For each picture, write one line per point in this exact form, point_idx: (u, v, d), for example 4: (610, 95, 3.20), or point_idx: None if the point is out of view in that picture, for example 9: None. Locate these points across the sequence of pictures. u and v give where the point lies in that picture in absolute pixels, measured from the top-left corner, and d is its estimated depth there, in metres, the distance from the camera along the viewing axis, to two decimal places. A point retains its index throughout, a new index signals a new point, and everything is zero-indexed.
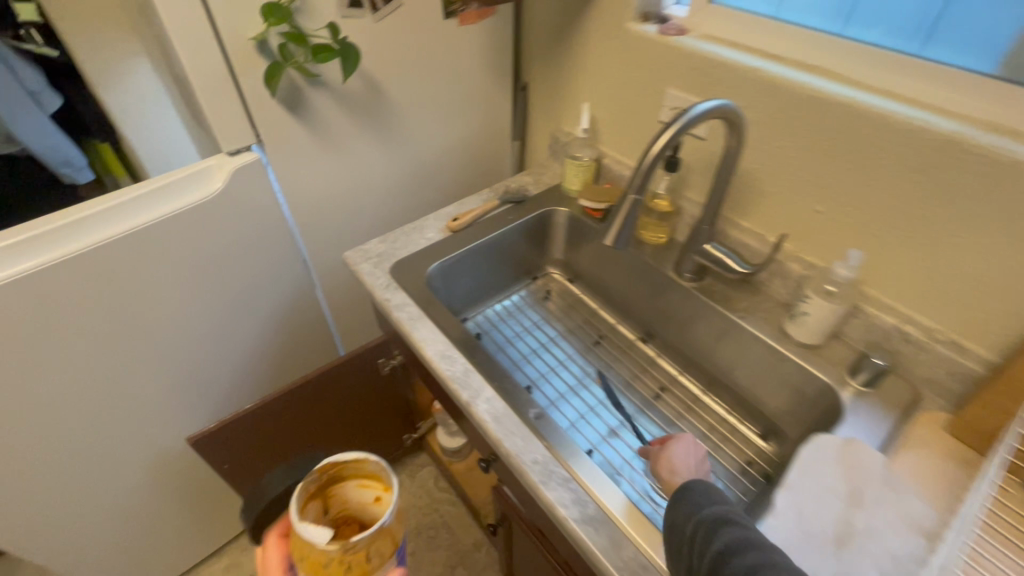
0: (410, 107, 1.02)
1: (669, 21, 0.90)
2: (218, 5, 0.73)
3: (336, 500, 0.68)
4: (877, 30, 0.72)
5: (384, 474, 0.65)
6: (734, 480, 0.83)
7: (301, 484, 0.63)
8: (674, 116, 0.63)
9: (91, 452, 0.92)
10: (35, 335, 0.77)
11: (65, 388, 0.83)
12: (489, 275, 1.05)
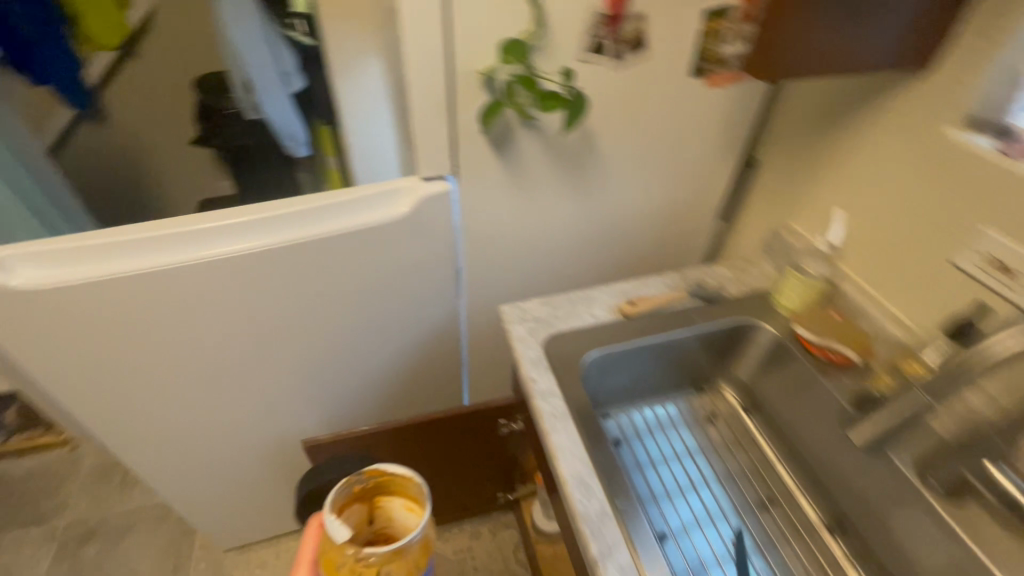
0: (617, 164, 0.90)
1: (1016, 137, 0.64)
2: (459, 34, 0.68)
3: (379, 512, 0.78)
4: None
5: (423, 499, 0.74)
6: None
7: (348, 480, 0.74)
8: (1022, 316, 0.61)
9: (225, 417, 0.96)
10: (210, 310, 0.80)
11: (221, 360, 0.87)
12: (650, 377, 0.88)
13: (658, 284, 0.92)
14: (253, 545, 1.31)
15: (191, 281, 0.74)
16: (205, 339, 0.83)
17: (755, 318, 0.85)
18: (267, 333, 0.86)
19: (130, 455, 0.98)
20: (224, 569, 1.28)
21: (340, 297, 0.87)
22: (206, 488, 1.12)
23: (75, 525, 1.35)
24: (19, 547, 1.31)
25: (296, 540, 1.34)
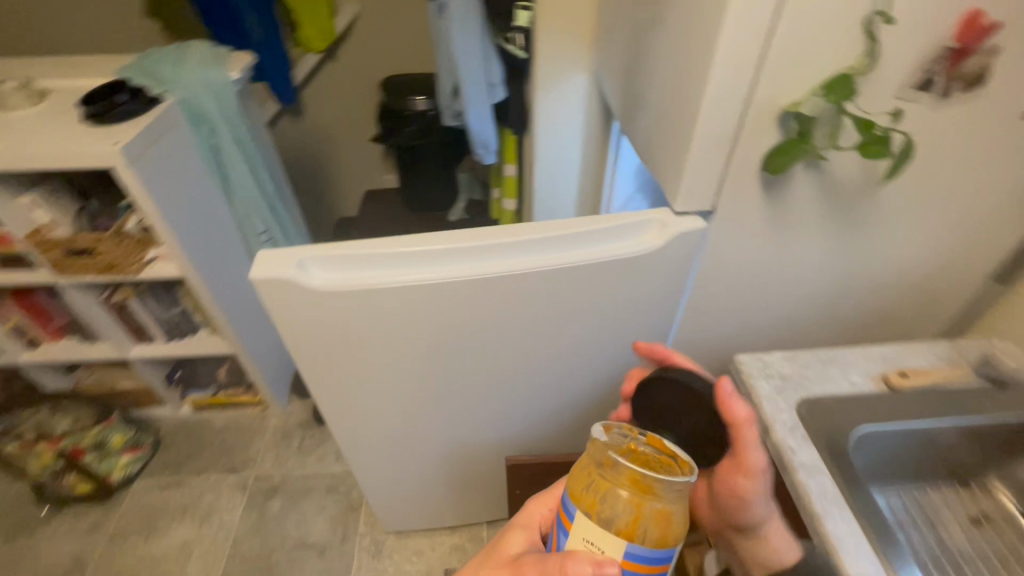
0: (899, 215, 0.78)
1: None
2: (777, 66, 0.62)
3: None
4: None
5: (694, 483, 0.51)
6: None
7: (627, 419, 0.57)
8: None
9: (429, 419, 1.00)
10: (450, 324, 0.82)
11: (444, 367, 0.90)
12: (911, 461, 0.77)
13: (926, 354, 0.80)
14: (411, 532, 1.38)
15: (448, 293, 0.77)
16: (440, 347, 0.86)
17: None
18: (493, 347, 0.87)
19: (341, 437, 1.06)
20: (385, 550, 1.36)
21: (569, 321, 0.85)
22: (390, 475, 1.18)
23: (262, 479, 1.51)
24: (220, 490, 1.49)
25: (451, 536, 1.38)
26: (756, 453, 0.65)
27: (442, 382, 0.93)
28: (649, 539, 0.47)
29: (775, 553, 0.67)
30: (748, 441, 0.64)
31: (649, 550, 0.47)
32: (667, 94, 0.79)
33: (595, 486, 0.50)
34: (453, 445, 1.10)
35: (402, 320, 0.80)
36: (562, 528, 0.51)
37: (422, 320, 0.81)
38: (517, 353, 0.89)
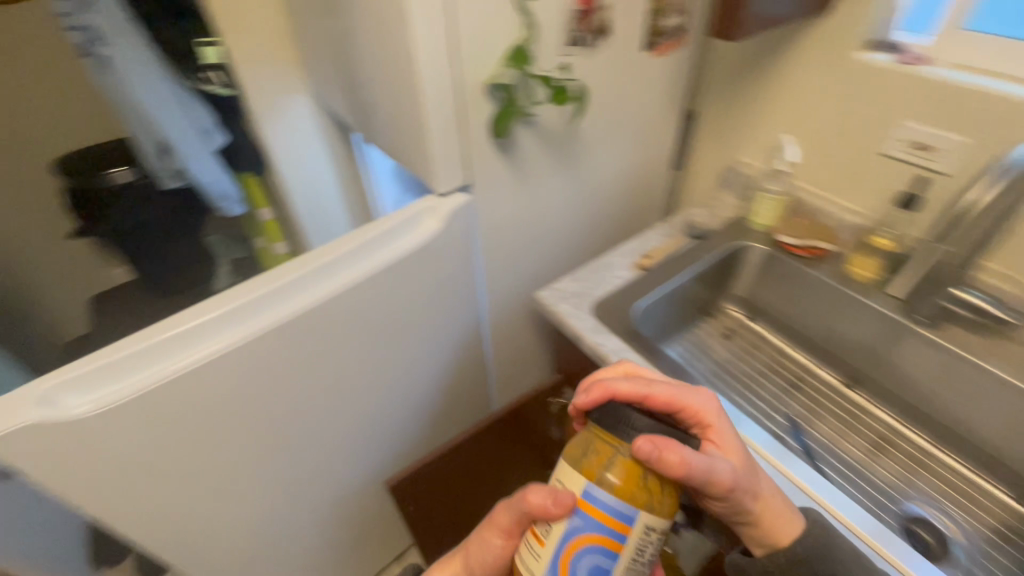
0: (598, 142, 1.00)
1: (904, 50, 0.85)
2: (466, 49, 0.73)
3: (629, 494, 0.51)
4: None
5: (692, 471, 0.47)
6: (995, 545, 0.75)
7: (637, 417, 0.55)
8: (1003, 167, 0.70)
9: (291, 491, 0.92)
10: (269, 382, 0.76)
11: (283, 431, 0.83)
12: (675, 315, 1.01)
13: (656, 237, 1.05)
14: None
15: (254, 352, 0.72)
16: (269, 412, 0.79)
17: (742, 241, 1.02)
18: (324, 386, 0.84)
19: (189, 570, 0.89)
20: None
21: (387, 328, 0.87)
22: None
23: None
24: None
25: None
26: (719, 472, 0.50)
27: (287, 448, 0.86)
28: (619, 487, 0.45)
29: (779, 540, 0.56)
30: (703, 475, 0.48)
31: (618, 500, 0.45)
32: (391, 93, 0.85)
33: (583, 440, 0.50)
34: (327, 508, 1.02)
35: (208, 401, 0.71)
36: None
37: (233, 392, 0.73)
38: (351, 381, 0.87)
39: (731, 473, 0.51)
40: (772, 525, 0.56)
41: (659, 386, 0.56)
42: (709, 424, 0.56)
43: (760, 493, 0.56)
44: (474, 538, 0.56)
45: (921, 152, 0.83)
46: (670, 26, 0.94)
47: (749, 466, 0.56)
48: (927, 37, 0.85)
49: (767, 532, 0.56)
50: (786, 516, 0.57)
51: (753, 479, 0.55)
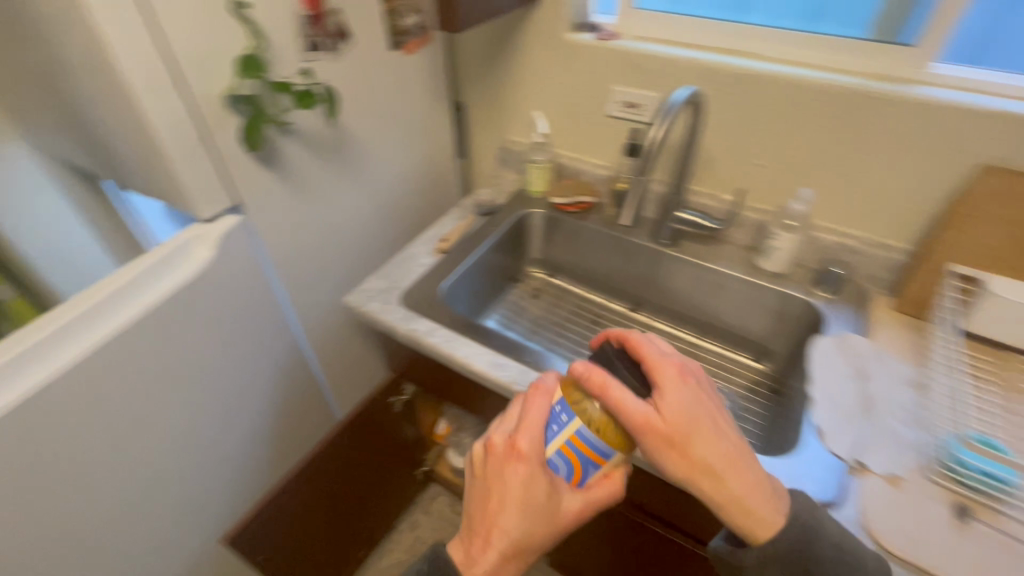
0: (371, 142, 1.03)
1: (601, 28, 1.02)
2: (185, 64, 0.69)
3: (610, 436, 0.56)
4: (756, 12, 0.91)
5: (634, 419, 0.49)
6: (748, 399, 0.98)
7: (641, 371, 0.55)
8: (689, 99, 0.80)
9: None
10: (28, 474, 0.65)
11: (70, 525, 0.71)
12: (481, 287, 1.10)
13: (451, 221, 1.12)
14: None
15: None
16: (40, 509, 0.67)
17: (524, 209, 1.15)
18: (111, 458, 0.73)
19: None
20: None
21: (176, 375, 0.79)
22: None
23: None
24: None
25: None
26: (635, 415, 0.49)
27: (83, 542, 0.74)
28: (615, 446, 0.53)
29: (750, 527, 0.52)
30: (621, 410, 0.49)
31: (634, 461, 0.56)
32: (114, 122, 0.77)
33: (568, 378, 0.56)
34: None
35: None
36: (592, 459, 0.53)
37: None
38: (148, 442, 0.78)
39: (652, 422, 0.49)
40: (709, 491, 0.51)
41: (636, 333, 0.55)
42: (665, 379, 0.52)
43: (714, 460, 0.51)
44: (523, 530, 0.53)
45: (633, 109, 1.02)
46: (410, 25, 1.00)
47: (703, 429, 0.51)
48: (614, 17, 1.04)
49: (710, 496, 0.51)
50: (764, 505, 0.52)
51: (691, 440, 0.50)
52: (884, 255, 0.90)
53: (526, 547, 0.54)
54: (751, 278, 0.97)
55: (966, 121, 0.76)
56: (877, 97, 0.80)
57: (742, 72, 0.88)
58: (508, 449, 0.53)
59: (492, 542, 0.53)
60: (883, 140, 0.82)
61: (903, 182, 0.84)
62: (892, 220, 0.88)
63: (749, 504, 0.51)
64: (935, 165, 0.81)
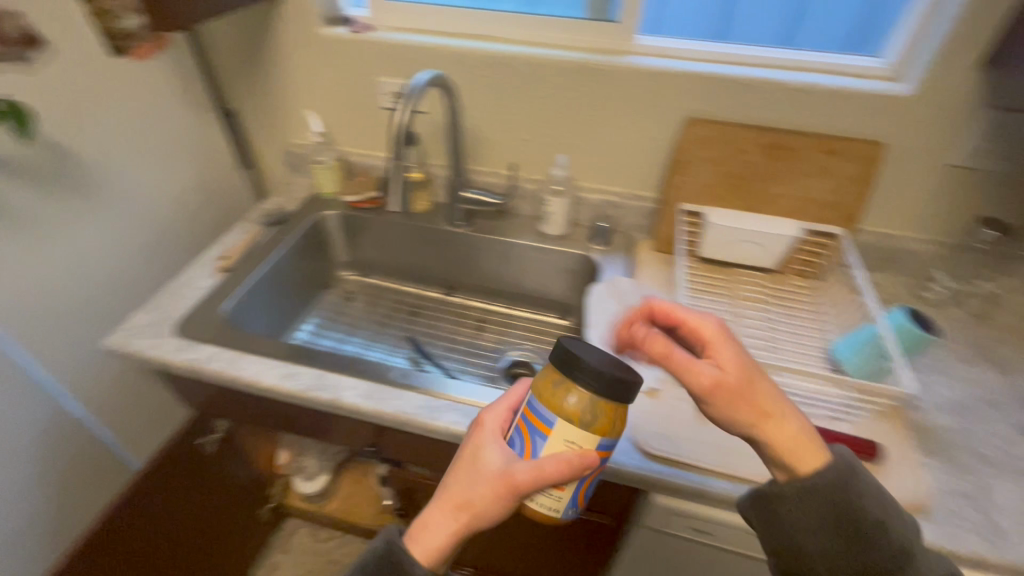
0: (111, 161, 0.91)
1: (355, 21, 1.02)
2: None
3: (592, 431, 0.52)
4: None
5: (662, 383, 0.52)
6: None
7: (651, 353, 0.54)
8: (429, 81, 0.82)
9: None
10: None
11: None
12: (281, 301, 1.04)
13: (235, 236, 1.04)
14: None
15: None
16: None
17: (318, 213, 1.11)
18: None
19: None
20: None
21: None
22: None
23: None
24: None
25: None
26: (697, 374, 0.51)
27: None
28: (610, 429, 0.50)
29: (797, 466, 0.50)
30: (686, 370, 0.52)
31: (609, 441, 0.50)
32: None
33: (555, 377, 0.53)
34: None
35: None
36: (540, 430, 0.50)
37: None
38: None
39: (711, 379, 0.50)
40: (773, 436, 0.50)
41: (662, 304, 0.59)
42: (705, 338, 0.54)
43: (760, 403, 0.50)
44: (475, 495, 0.49)
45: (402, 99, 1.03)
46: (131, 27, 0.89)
47: (754, 377, 0.51)
48: (367, 9, 1.04)
49: (775, 444, 0.50)
50: (806, 444, 0.50)
51: (750, 391, 0.51)
52: (638, 205, 1.04)
53: (478, 521, 0.49)
54: (541, 243, 1.07)
55: (667, 83, 0.90)
56: (599, 69, 0.91)
57: (488, 55, 0.93)
58: (495, 423, 0.54)
59: (440, 504, 0.50)
60: (613, 105, 0.94)
61: (636, 140, 0.97)
62: (637, 175, 1.02)
63: (796, 452, 0.50)
64: (655, 123, 0.95)
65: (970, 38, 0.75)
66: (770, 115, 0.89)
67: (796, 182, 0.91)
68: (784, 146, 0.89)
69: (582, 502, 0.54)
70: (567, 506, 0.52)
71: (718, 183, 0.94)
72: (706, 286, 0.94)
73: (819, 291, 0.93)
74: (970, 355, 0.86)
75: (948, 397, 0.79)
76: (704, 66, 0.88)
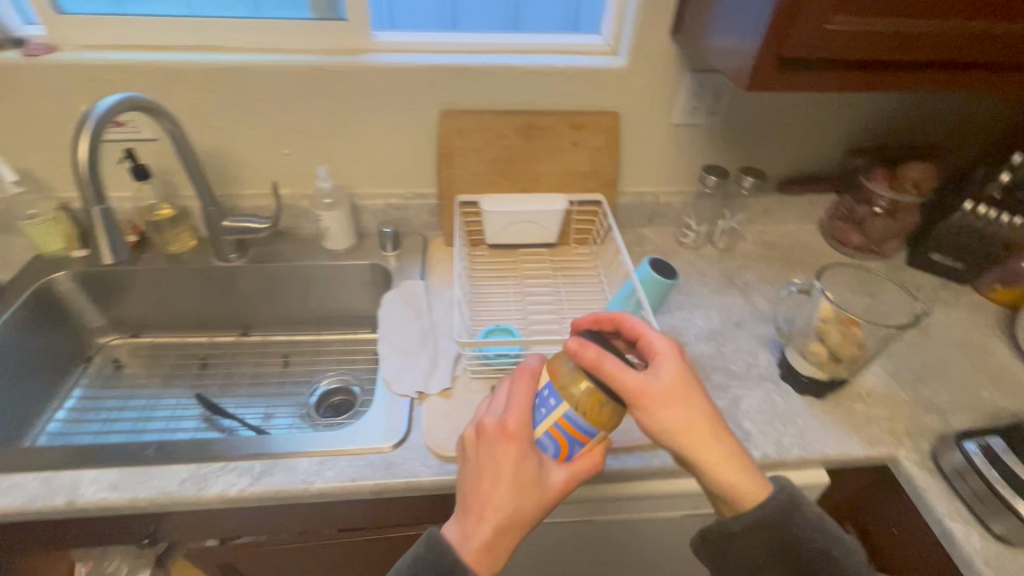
0: None
1: (31, 42, 0.84)
2: None
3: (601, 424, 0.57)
4: (201, 4, 0.87)
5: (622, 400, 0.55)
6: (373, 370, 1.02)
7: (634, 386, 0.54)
8: (123, 101, 0.71)
9: None
10: None
11: None
12: (8, 394, 0.84)
13: None
14: None
15: None
16: None
17: (43, 277, 0.92)
18: None
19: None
20: None
21: None
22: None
23: None
24: None
25: None
26: (621, 376, 0.53)
27: None
28: (590, 415, 0.55)
29: (734, 492, 0.57)
30: (613, 379, 0.54)
31: (588, 425, 0.55)
32: None
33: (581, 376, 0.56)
34: None
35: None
36: (576, 437, 0.56)
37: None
38: None
39: (636, 384, 0.54)
40: (703, 456, 0.56)
41: (631, 321, 0.63)
42: (657, 353, 0.59)
43: (693, 428, 0.56)
44: (516, 505, 0.54)
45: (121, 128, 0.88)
46: None
47: (691, 395, 0.57)
48: (46, 27, 0.86)
49: (705, 467, 0.56)
50: (747, 478, 0.58)
51: (681, 407, 0.56)
52: (424, 203, 1.02)
53: (518, 523, 0.55)
54: (330, 260, 1.00)
55: (411, 78, 0.88)
56: (336, 70, 0.86)
57: (209, 67, 0.83)
58: (496, 430, 0.56)
59: (477, 517, 0.54)
60: (363, 107, 0.90)
61: (400, 139, 0.95)
62: (414, 173, 1.00)
63: (742, 487, 0.57)
64: (413, 119, 0.93)
65: (656, 12, 0.85)
66: (517, 99, 0.92)
67: (555, 159, 0.97)
68: (536, 126, 0.94)
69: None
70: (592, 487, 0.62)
71: (487, 170, 0.96)
72: (496, 271, 0.96)
73: (595, 254, 1.00)
74: (720, 285, 0.99)
75: (707, 326, 0.90)
76: (443, 58, 0.88)
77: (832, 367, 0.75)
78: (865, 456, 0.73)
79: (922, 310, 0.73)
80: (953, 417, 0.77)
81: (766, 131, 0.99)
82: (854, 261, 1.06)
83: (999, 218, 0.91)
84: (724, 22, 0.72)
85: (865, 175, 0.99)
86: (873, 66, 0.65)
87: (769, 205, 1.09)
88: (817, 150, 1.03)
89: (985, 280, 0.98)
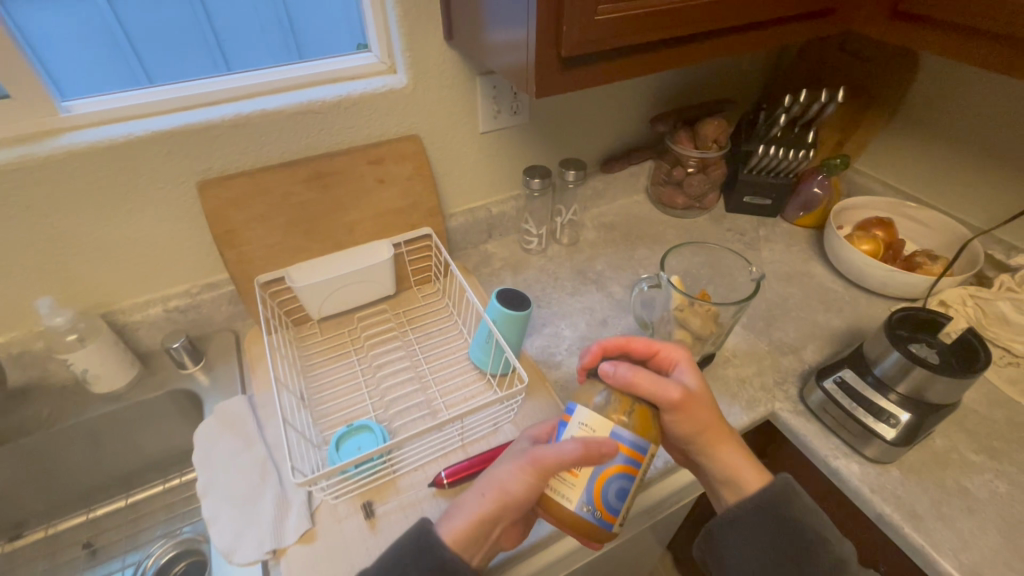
0: None
1: None
2: None
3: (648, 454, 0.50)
4: None
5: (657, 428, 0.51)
6: None
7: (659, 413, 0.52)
8: None
9: None
10: None
11: None
12: None
13: None
14: None
15: None
16: None
17: None
18: None
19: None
20: None
21: None
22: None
23: None
24: None
25: None
26: (665, 390, 0.52)
27: None
28: (637, 428, 0.50)
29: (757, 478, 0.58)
30: (655, 391, 0.52)
31: (635, 437, 0.49)
32: None
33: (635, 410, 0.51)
34: None
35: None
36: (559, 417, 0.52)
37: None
38: None
39: (678, 394, 0.53)
40: (721, 453, 0.58)
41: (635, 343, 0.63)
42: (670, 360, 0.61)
43: (715, 426, 0.58)
44: (507, 479, 0.52)
45: None
46: None
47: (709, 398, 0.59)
48: None
49: (716, 457, 0.58)
50: (750, 467, 0.59)
51: (706, 406, 0.57)
52: (219, 294, 0.82)
53: (512, 505, 0.52)
54: (108, 406, 0.76)
55: (140, 154, 0.67)
56: (17, 167, 0.62)
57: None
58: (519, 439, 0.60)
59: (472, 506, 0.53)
60: (83, 203, 0.67)
61: (154, 229, 0.73)
62: (191, 263, 0.79)
63: (746, 474, 0.58)
64: (164, 201, 0.72)
65: (422, 19, 0.74)
66: (293, 147, 0.76)
67: (363, 203, 0.83)
68: (327, 173, 0.79)
69: (603, 506, 0.50)
70: (581, 495, 0.49)
71: (285, 237, 0.79)
72: (334, 351, 0.81)
73: (442, 294, 0.90)
74: (575, 285, 0.95)
75: (576, 335, 0.85)
76: (176, 119, 0.68)
77: (700, 349, 0.74)
78: (750, 422, 0.74)
79: (758, 273, 0.73)
80: (804, 351, 0.83)
81: (574, 118, 0.96)
82: (685, 221, 1.10)
83: (788, 154, 0.98)
84: (496, 21, 0.64)
85: (672, 139, 1.00)
86: (668, 43, 0.64)
87: (597, 188, 1.08)
88: (624, 125, 1.03)
89: (790, 209, 1.07)
